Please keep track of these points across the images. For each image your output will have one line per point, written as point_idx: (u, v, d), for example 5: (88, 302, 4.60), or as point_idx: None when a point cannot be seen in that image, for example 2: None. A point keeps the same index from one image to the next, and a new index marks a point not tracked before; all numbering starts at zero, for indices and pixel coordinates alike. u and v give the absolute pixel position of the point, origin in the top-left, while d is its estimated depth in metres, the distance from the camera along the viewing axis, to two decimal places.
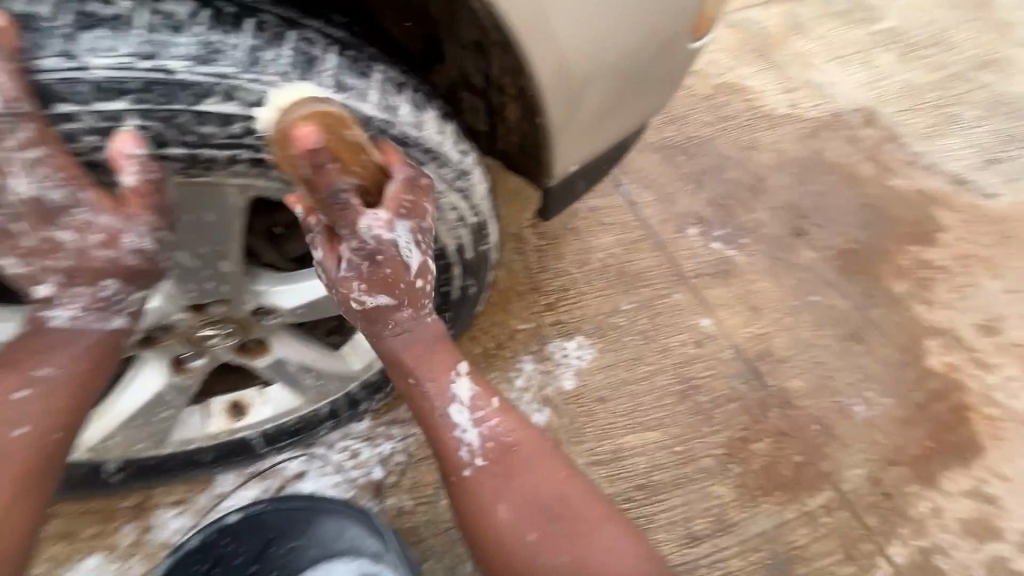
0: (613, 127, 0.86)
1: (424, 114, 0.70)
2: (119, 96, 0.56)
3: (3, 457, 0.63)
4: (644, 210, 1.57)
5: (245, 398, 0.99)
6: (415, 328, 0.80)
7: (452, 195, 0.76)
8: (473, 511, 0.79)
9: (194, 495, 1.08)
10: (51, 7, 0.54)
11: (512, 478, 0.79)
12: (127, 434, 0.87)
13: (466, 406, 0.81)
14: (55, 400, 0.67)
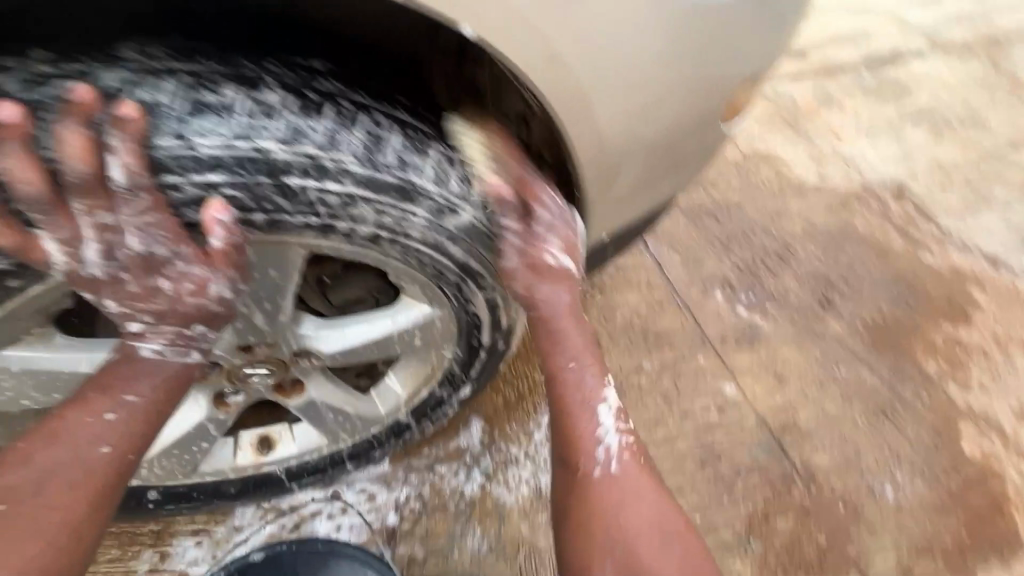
0: (644, 199, 0.90)
1: (473, 187, 0.76)
2: (216, 171, 0.63)
3: (88, 472, 0.68)
4: (671, 271, 1.60)
5: (274, 434, 1.02)
6: (557, 301, 0.86)
7: (492, 263, 0.80)
8: (588, 514, 0.82)
9: (214, 526, 1.10)
10: (166, 94, 0.63)
11: (632, 488, 0.84)
12: (162, 462, 0.91)
13: (613, 409, 0.87)
14: (137, 424, 0.73)
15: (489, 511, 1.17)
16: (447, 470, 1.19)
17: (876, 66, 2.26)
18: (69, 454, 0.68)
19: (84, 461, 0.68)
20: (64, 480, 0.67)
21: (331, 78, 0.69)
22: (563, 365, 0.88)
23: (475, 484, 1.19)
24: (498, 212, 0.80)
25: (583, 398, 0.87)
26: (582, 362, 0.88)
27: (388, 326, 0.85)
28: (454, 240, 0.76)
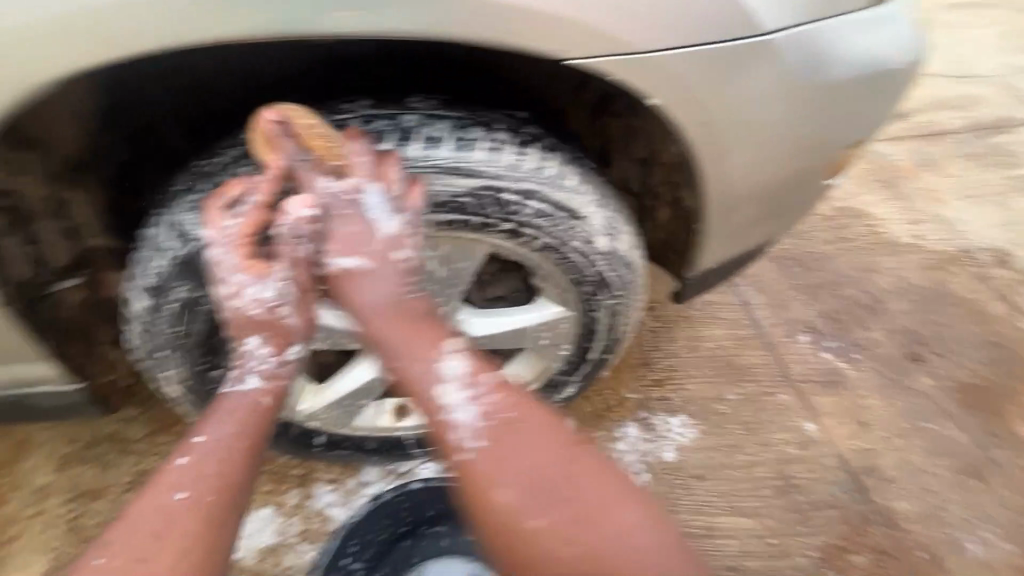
0: (752, 237, 1.06)
1: (617, 218, 0.92)
2: (438, 177, 0.81)
3: (169, 519, 0.66)
4: (757, 311, 1.69)
5: (408, 404, 1.20)
6: (389, 295, 0.81)
7: (618, 279, 0.97)
8: (480, 495, 0.75)
9: (346, 478, 1.30)
10: (412, 120, 0.81)
11: (501, 451, 0.77)
12: (330, 411, 1.09)
13: (458, 383, 0.80)
14: (208, 463, 0.70)
15: None
16: None
17: (981, 133, 2.27)
18: (150, 505, 0.68)
19: (164, 511, 0.67)
20: (151, 533, 0.65)
21: (534, 126, 0.86)
22: (405, 366, 0.81)
23: None
24: (630, 242, 0.95)
25: (422, 366, 0.80)
26: (417, 346, 0.81)
27: (531, 320, 1.04)
28: (598, 257, 0.92)
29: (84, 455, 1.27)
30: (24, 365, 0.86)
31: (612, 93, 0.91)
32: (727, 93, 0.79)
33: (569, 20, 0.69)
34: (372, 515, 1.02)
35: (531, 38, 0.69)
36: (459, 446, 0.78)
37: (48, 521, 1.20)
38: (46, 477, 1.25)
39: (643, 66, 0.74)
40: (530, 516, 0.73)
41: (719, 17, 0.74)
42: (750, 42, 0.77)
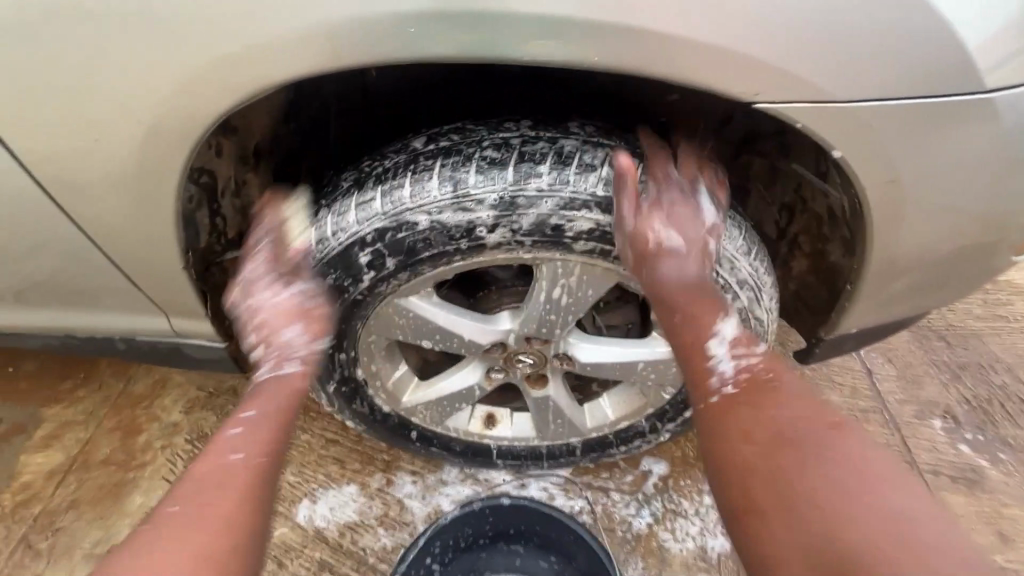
0: (909, 306, 0.95)
1: (759, 269, 0.85)
2: (589, 209, 0.72)
3: (228, 477, 0.75)
4: (884, 383, 1.51)
5: (498, 415, 1.23)
6: (688, 275, 0.83)
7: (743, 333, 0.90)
8: (721, 433, 0.77)
9: (427, 472, 1.32)
10: (571, 141, 0.73)
11: (764, 413, 0.76)
12: (427, 408, 1.10)
13: (727, 341, 0.81)
14: (259, 428, 0.82)
15: (653, 550, 1.25)
16: (621, 500, 1.30)
17: None
18: (215, 460, 0.78)
19: (223, 470, 0.76)
20: (215, 485, 0.74)
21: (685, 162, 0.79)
22: (669, 313, 0.83)
23: (645, 522, 1.27)
24: (766, 296, 0.88)
25: (694, 329, 0.82)
26: (690, 304, 0.83)
27: (649, 354, 1.01)
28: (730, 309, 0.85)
29: (210, 401, 1.42)
30: (187, 319, 0.98)
31: (760, 132, 0.89)
32: (923, 156, 0.72)
33: (771, 61, 0.64)
34: (461, 521, 1.02)
35: (726, 76, 0.65)
36: (700, 382, 0.81)
37: (173, 455, 1.35)
38: (176, 416, 1.40)
39: (839, 118, 0.68)
40: (786, 471, 0.70)
41: (944, 73, 0.66)
42: (967, 102, 0.68)
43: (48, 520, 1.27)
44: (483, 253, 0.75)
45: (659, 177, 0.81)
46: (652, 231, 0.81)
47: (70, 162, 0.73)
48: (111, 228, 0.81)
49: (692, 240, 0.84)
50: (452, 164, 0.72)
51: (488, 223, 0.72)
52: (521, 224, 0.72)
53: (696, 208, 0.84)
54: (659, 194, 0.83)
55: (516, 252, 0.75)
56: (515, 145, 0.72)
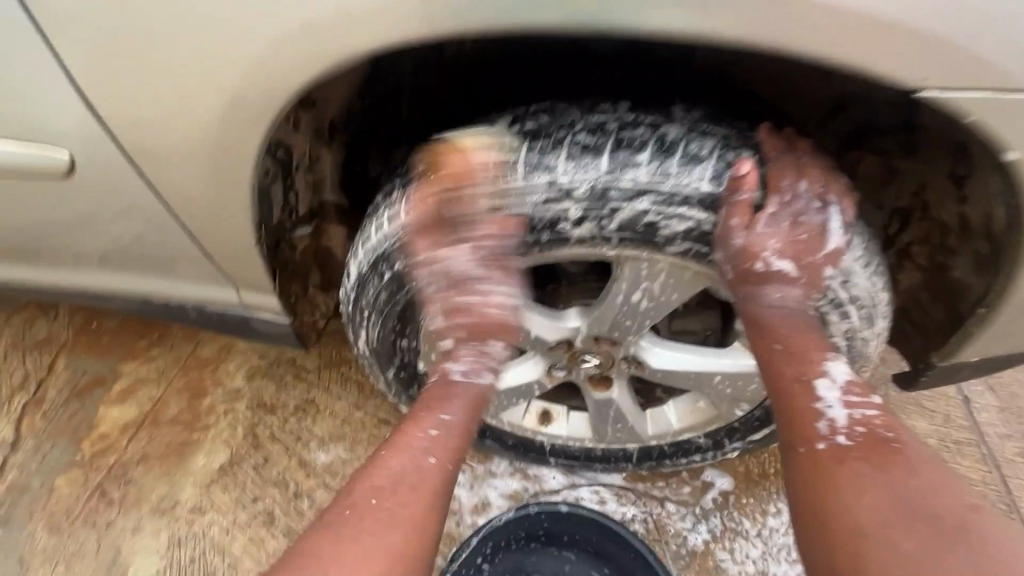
0: None
1: (876, 283, 0.74)
2: (689, 207, 0.65)
3: (423, 479, 0.74)
4: (985, 414, 1.34)
5: (554, 411, 1.17)
6: (794, 309, 0.75)
7: (844, 353, 0.80)
8: (827, 485, 0.66)
9: (476, 462, 1.29)
10: (670, 130, 0.66)
11: (888, 478, 0.64)
12: (484, 400, 1.06)
13: (838, 386, 0.71)
14: (454, 439, 0.78)
15: (709, 569, 1.18)
16: (676, 512, 1.23)
17: None
18: (408, 463, 0.75)
19: (419, 471, 0.74)
20: (410, 486, 0.73)
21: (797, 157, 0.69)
22: (769, 347, 0.75)
23: (700, 538, 1.20)
24: (880, 312, 0.77)
25: (797, 372, 0.73)
26: (798, 344, 0.74)
27: (727, 365, 0.92)
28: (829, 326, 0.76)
29: (270, 371, 1.45)
30: (256, 294, 0.98)
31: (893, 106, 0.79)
32: None
33: (934, 41, 0.57)
34: (515, 524, 1.00)
35: (877, 54, 0.58)
36: (802, 427, 0.71)
37: (234, 420, 1.39)
38: (238, 382, 1.44)
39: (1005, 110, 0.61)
40: (894, 540, 0.60)
41: None
42: None
43: (121, 470, 1.34)
44: (566, 247, 0.69)
45: (782, 194, 0.71)
46: (762, 257, 0.72)
47: (155, 132, 0.74)
48: (189, 201, 0.81)
49: (810, 267, 0.73)
50: (541, 147, 0.66)
51: (575, 216, 0.66)
52: (612, 219, 0.65)
53: (821, 229, 0.72)
54: (776, 210, 0.72)
55: (601, 249, 0.69)
56: (611, 130, 0.66)
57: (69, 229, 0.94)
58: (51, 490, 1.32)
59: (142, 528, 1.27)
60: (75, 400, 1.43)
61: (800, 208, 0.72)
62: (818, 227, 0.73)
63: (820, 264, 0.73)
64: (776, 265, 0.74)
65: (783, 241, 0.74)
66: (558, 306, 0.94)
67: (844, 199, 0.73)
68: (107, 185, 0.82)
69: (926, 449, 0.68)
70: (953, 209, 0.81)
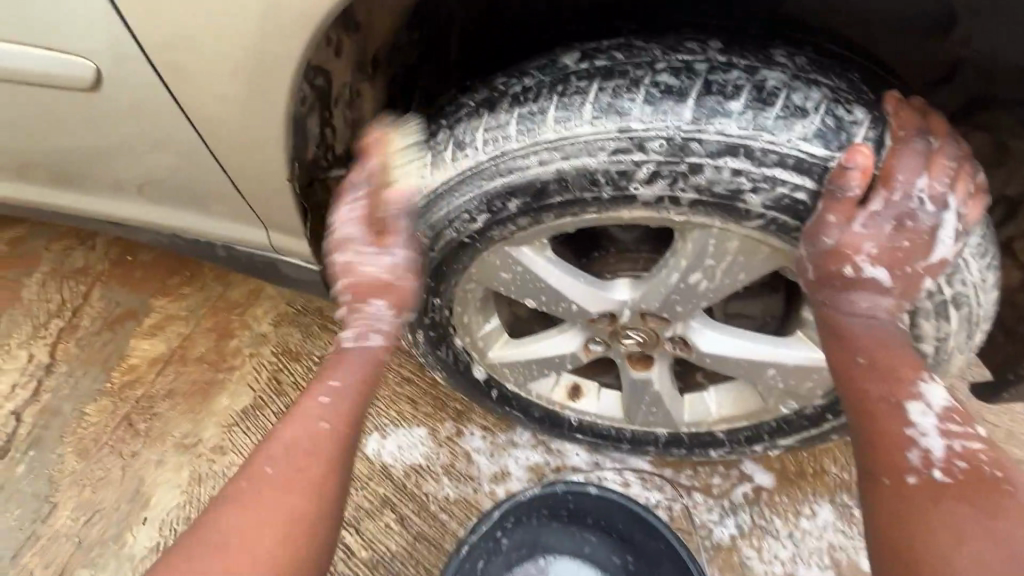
0: None
1: (988, 280, 0.64)
2: (784, 168, 0.55)
3: (311, 446, 0.70)
4: None
5: (585, 387, 1.11)
6: (882, 320, 0.63)
7: (934, 357, 0.70)
8: (913, 519, 0.57)
9: (498, 431, 1.25)
10: (771, 79, 0.56)
11: (995, 529, 0.54)
12: (513, 369, 1.01)
13: (935, 413, 0.60)
14: (345, 407, 0.73)
15: (732, 564, 1.13)
16: (703, 503, 1.17)
17: None
18: (300, 432, 0.71)
19: (309, 437, 0.71)
20: (299, 462, 0.69)
21: (918, 121, 0.58)
22: (852, 360, 0.63)
23: (726, 532, 1.15)
24: (983, 313, 0.67)
25: (883, 390, 0.62)
26: (888, 359, 0.63)
27: (783, 356, 0.84)
28: (926, 326, 0.66)
29: (297, 319, 1.43)
30: (285, 236, 0.94)
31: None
32: None
33: None
34: (538, 500, 0.95)
35: None
36: (890, 456, 0.60)
37: (259, 364, 1.38)
38: (265, 327, 1.42)
39: None
40: None
41: None
42: None
43: (148, 403, 1.35)
44: (630, 208, 0.61)
45: (891, 191, 0.58)
46: (853, 261, 0.61)
47: (185, 48, 0.67)
48: (219, 129, 0.76)
49: (906, 276, 0.61)
50: (613, 88, 0.57)
51: (646, 171, 0.57)
52: (690, 178, 0.57)
53: (930, 234, 0.60)
54: (879, 208, 0.59)
55: (671, 213, 0.60)
56: (699, 72, 0.57)
57: (97, 153, 0.90)
58: (81, 416, 1.35)
59: (165, 462, 1.28)
60: (107, 330, 1.45)
61: (910, 208, 0.59)
62: (925, 231, 0.60)
63: (918, 271, 0.61)
64: (868, 273, 0.61)
65: (880, 245, 0.61)
66: (604, 275, 0.86)
67: (970, 197, 0.60)
68: (135, 106, 0.77)
69: None
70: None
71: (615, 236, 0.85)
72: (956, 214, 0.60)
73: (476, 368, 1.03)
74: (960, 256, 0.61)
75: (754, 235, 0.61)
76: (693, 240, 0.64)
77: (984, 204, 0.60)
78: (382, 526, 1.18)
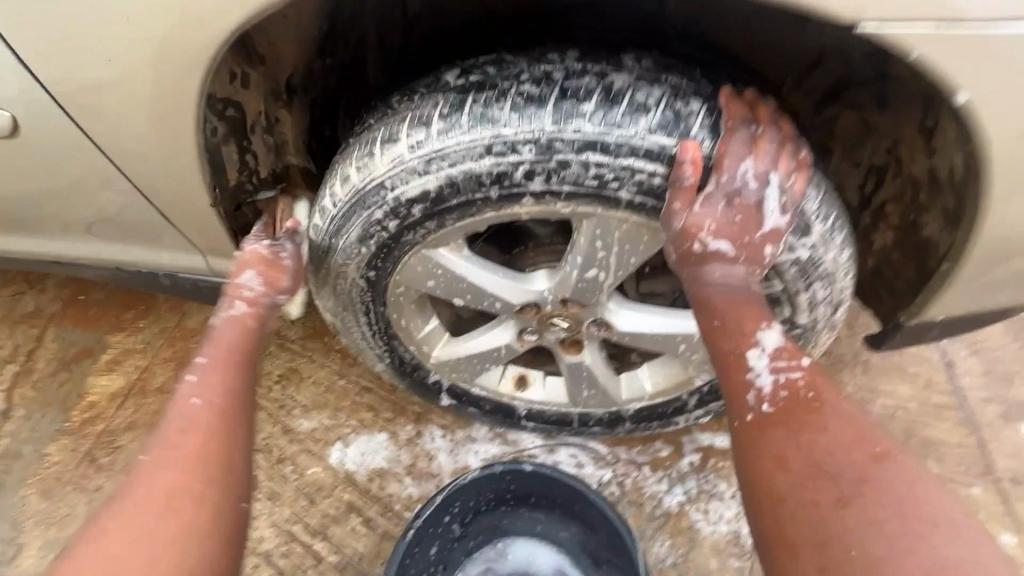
0: (1006, 294, 0.85)
1: (838, 237, 0.73)
2: (637, 158, 0.64)
3: (181, 416, 0.72)
4: (966, 379, 1.33)
5: (530, 376, 1.17)
6: (736, 285, 0.72)
7: (810, 313, 0.80)
8: (754, 456, 0.66)
9: (457, 428, 1.31)
10: (620, 80, 0.65)
11: (803, 441, 0.64)
12: (456, 365, 1.06)
13: (767, 354, 0.69)
14: (214, 377, 0.77)
15: (682, 528, 1.19)
16: (652, 474, 1.25)
17: None
18: (172, 401, 0.74)
19: (181, 410, 0.73)
20: (174, 428, 0.71)
21: (742, 108, 0.69)
22: (705, 322, 0.71)
23: (675, 500, 1.22)
24: (845, 264, 0.76)
25: (731, 345, 0.70)
26: (732, 315, 0.71)
27: (693, 326, 0.92)
28: (789, 286, 0.76)
29: None
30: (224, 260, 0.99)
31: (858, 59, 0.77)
32: None
33: None
34: (482, 484, 1.01)
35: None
36: (736, 398, 0.70)
37: None
38: None
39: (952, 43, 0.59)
40: (812, 502, 0.60)
41: None
42: None
43: (110, 438, 1.37)
44: (518, 204, 0.68)
45: (721, 174, 0.67)
46: (699, 238, 0.68)
47: (97, 93, 0.72)
48: (141, 164, 0.80)
49: (748, 246, 0.70)
50: (485, 99, 0.65)
51: (523, 171, 0.65)
52: (561, 173, 0.64)
53: (757, 207, 0.69)
54: (713, 189, 0.68)
55: (556, 205, 0.68)
56: (557, 79, 0.65)
57: (29, 196, 0.93)
58: (43, 456, 1.36)
59: None
60: (63, 371, 1.46)
61: (736, 186, 0.68)
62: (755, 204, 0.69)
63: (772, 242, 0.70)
64: (712, 245, 0.69)
65: (717, 221, 0.69)
66: (526, 268, 0.93)
67: (794, 169, 0.70)
68: (58, 149, 0.81)
69: (843, 398, 0.69)
70: (924, 161, 0.79)
71: (533, 231, 0.93)
72: (780, 187, 0.69)
73: (424, 369, 1.08)
74: (796, 221, 0.70)
75: (628, 218, 0.69)
76: (585, 235, 0.74)
77: (806, 176, 0.69)
78: (348, 530, 1.22)
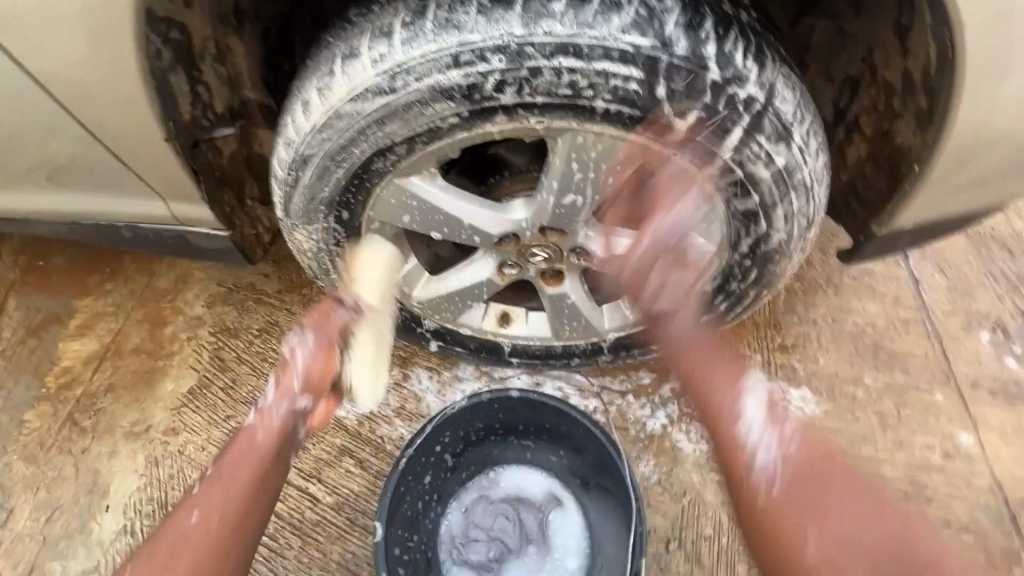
0: (975, 197, 0.87)
1: (812, 143, 0.75)
2: (611, 61, 0.63)
3: (199, 523, 0.74)
4: (931, 294, 1.38)
5: (513, 312, 1.16)
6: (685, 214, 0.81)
7: (788, 224, 0.82)
8: (700, 385, 0.87)
9: (443, 368, 1.32)
10: None
11: (729, 375, 0.87)
12: (437, 302, 1.05)
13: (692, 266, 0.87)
14: (237, 471, 0.78)
15: (665, 448, 1.24)
16: (634, 400, 1.29)
17: None
18: (176, 532, 0.75)
19: (184, 533, 0.74)
20: (207, 527, 0.74)
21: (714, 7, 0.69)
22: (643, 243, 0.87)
23: (658, 422, 1.26)
24: (817, 172, 0.78)
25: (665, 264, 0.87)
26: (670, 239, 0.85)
27: (673, 252, 0.90)
28: (769, 195, 0.77)
29: (230, 298, 1.43)
30: (187, 205, 0.93)
31: None
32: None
33: None
34: (469, 413, 1.04)
35: None
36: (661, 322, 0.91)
37: (199, 345, 1.38)
38: (199, 310, 1.42)
39: None
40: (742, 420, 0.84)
41: None
42: None
43: (89, 401, 1.35)
44: (493, 118, 0.67)
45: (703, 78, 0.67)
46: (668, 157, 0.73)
47: (19, 13, 0.66)
48: (79, 94, 0.74)
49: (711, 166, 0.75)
50: (450, 5, 0.64)
51: (493, 81, 0.64)
52: (534, 82, 0.64)
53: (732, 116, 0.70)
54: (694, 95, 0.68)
55: (528, 120, 0.68)
56: None
57: None
58: (23, 423, 1.33)
59: (118, 452, 1.30)
60: (32, 338, 1.41)
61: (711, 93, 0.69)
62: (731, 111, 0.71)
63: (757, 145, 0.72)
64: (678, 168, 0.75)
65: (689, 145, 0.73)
66: (502, 198, 0.91)
67: (773, 67, 0.71)
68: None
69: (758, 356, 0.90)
70: (898, 64, 0.78)
71: (508, 160, 0.91)
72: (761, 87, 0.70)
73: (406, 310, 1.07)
74: (778, 122, 0.71)
75: (605, 130, 0.69)
76: (561, 156, 0.74)
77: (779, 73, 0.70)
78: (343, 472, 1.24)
